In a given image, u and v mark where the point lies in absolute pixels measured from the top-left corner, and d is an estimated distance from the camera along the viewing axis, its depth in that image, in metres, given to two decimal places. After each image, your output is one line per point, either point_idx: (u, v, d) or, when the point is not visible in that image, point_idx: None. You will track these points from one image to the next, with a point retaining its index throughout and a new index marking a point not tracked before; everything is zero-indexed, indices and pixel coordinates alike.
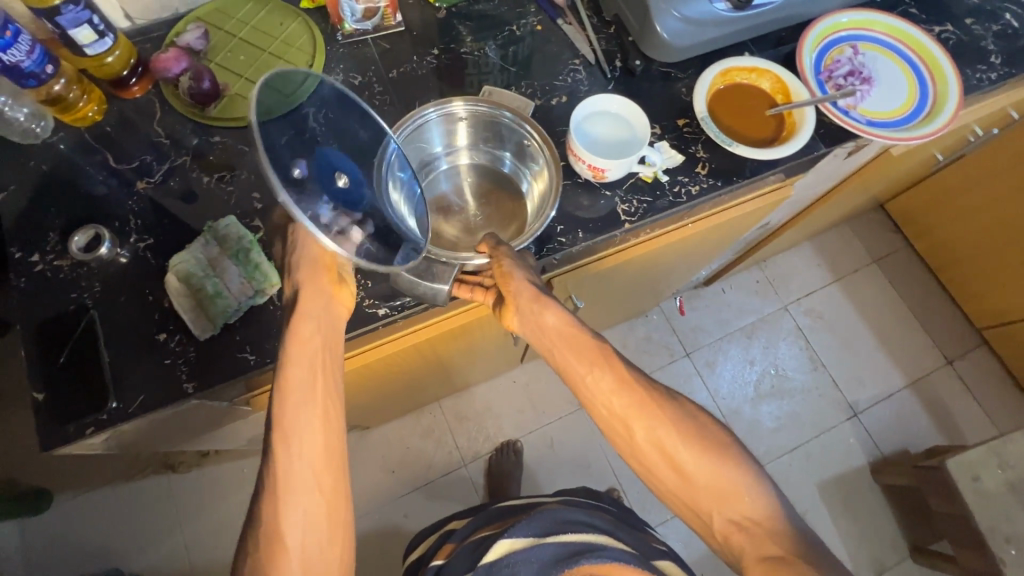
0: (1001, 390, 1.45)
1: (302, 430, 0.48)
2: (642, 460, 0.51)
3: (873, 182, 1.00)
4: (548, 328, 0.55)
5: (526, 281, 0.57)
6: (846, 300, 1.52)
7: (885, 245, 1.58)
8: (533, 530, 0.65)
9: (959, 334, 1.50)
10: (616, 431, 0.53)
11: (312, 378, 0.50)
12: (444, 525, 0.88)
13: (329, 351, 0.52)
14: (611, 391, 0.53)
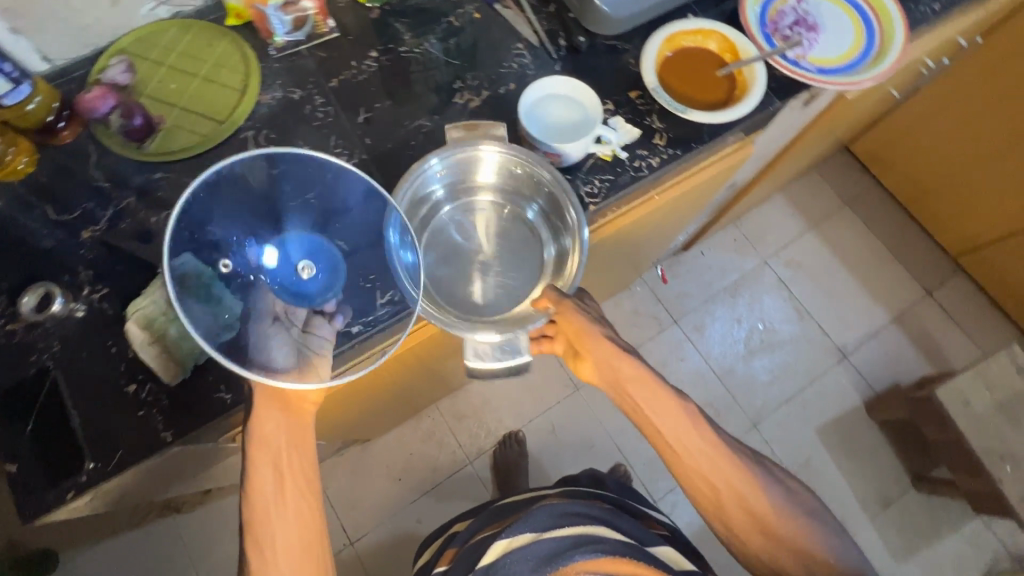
0: (980, 313, 1.48)
1: (271, 522, 0.51)
2: (715, 493, 0.57)
3: (833, 127, 1.00)
4: (621, 366, 0.60)
5: (613, 346, 0.60)
6: (823, 246, 1.54)
7: (855, 186, 1.59)
8: (531, 526, 0.66)
9: (935, 264, 1.52)
10: (697, 484, 0.58)
11: (280, 478, 0.52)
12: (448, 529, 0.91)
13: (291, 454, 0.53)
14: (687, 425, 0.58)
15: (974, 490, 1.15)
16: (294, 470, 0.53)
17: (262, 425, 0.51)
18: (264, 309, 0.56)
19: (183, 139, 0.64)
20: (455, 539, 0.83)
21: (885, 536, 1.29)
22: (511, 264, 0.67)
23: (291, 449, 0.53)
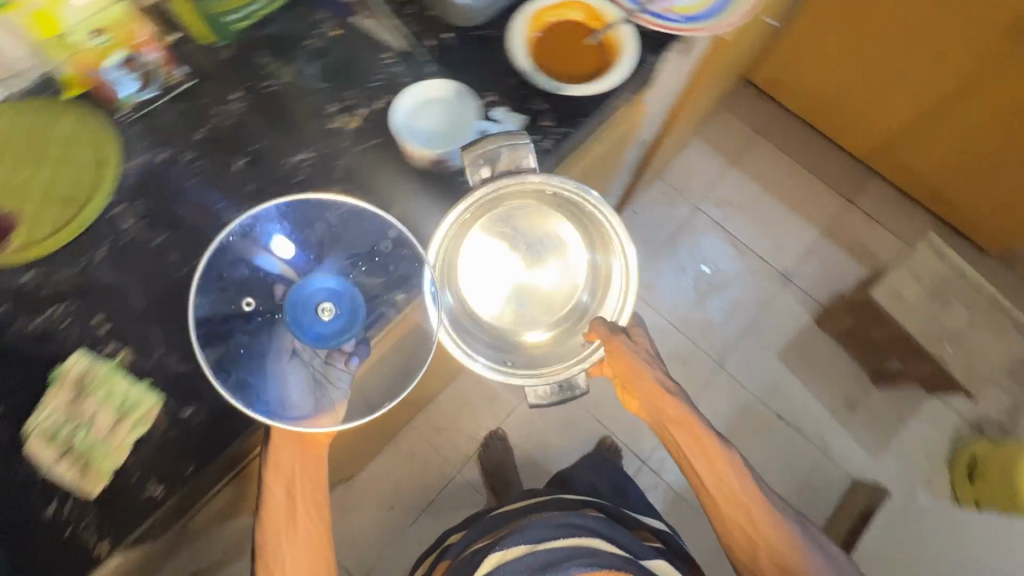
0: (899, 209, 1.56)
1: (284, 543, 0.58)
2: (744, 526, 0.68)
3: (723, 66, 1.02)
4: (669, 407, 0.70)
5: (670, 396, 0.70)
6: (746, 179, 1.58)
7: (763, 115, 1.64)
8: (528, 539, 0.78)
9: (850, 173, 1.59)
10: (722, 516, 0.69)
11: (291, 508, 0.58)
12: (441, 543, 0.97)
13: (304, 483, 0.58)
14: (725, 468, 0.69)
15: (925, 375, 1.23)
16: (306, 495, 0.59)
17: (278, 456, 0.56)
18: (282, 348, 0.56)
19: (48, 230, 0.58)
20: (448, 552, 0.91)
21: (858, 436, 1.36)
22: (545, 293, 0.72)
23: (302, 477, 0.58)
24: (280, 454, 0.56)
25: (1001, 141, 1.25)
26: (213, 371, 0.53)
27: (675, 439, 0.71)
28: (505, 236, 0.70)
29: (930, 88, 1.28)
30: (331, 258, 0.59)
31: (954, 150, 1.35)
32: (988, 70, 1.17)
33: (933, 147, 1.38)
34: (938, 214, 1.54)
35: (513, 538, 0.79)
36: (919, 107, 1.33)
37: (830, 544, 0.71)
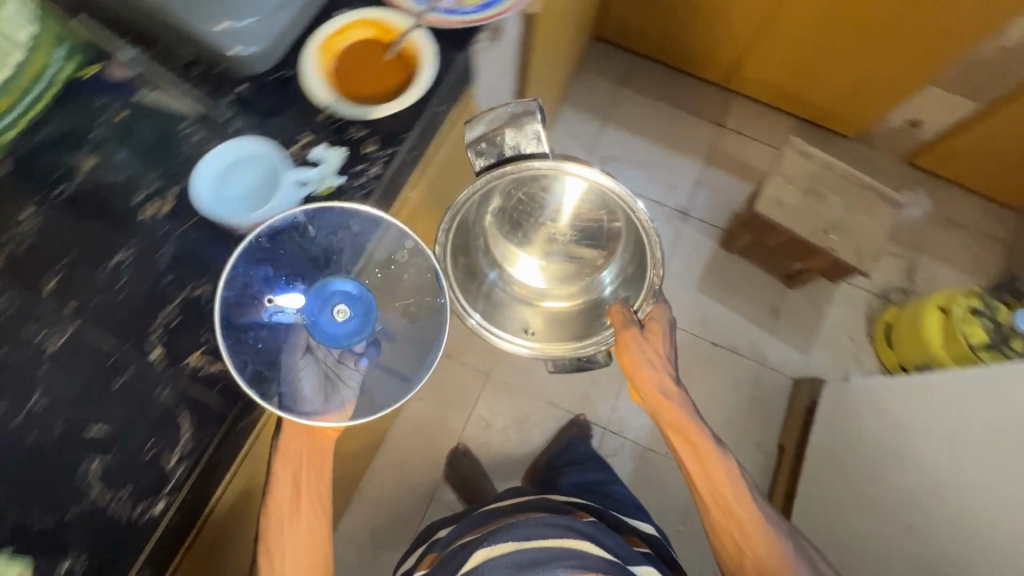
0: (765, 119, 1.65)
1: (286, 534, 0.62)
2: (734, 530, 0.75)
3: (553, 36, 1.03)
4: (668, 411, 0.80)
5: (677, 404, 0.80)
6: (622, 131, 1.62)
7: (621, 66, 1.68)
8: (515, 537, 0.81)
9: (713, 98, 1.66)
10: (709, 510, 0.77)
11: (296, 498, 0.63)
12: (429, 537, 1.04)
13: (312, 468, 0.64)
14: (721, 473, 0.77)
15: (823, 267, 1.31)
16: (311, 486, 0.64)
17: (289, 447, 0.62)
18: (297, 345, 0.59)
19: None
20: (437, 546, 0.96)
21: (787, 338, 1.45)
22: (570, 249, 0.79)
23: (306, 470, 0.63)
24: (288, 444, 0.61)
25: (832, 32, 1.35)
26: (233, 361, 0.53)
27: (676, 439, 0.80)
28: (533, 200, 0.75)
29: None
30: (342, 278, 0.63)
31: (797, 50, 1.43)
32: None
33: (777, 52, 1.46)
34: (799, 115, 1.64)
35: (503, 534, 0.83)
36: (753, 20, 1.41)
37: (825, 564, 0.75)
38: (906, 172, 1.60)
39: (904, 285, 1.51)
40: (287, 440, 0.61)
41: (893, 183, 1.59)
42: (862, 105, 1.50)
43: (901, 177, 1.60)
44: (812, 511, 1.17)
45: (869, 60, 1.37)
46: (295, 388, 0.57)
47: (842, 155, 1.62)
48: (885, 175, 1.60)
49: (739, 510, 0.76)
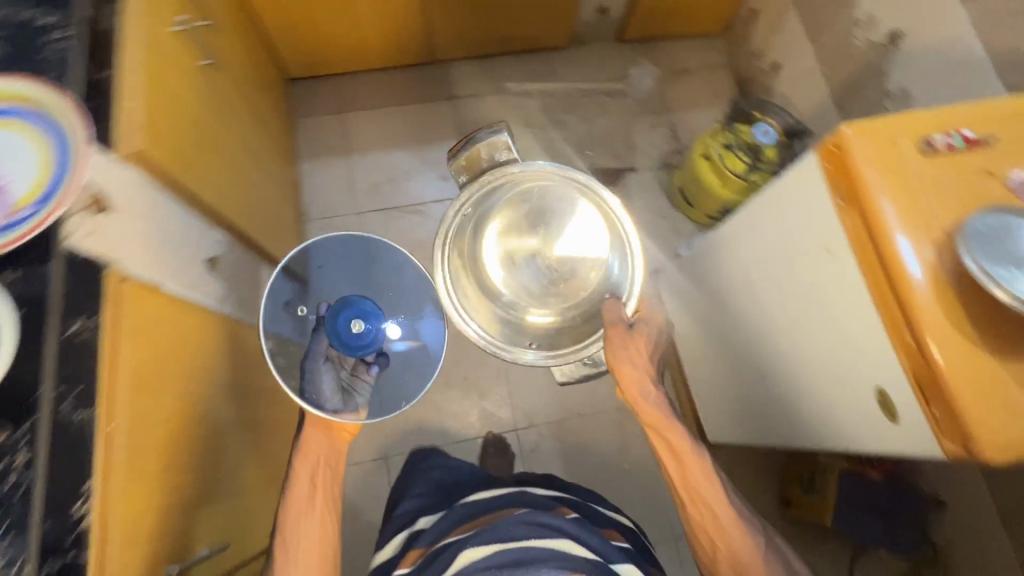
0: (489, 71, 1.65)
1: (301, 513, 0.86)
2: (708, 522, 0.84)
3: (207, 137, 0.93)
4: (646, 410, 0.93)
5: (658, 405, 0.93)
6: (370, 154, 1.57)
7: (333, 94, 1.61)
8: (500, 539, 0.81)
9: (433, 78, 1.64)
10: (687, 496, 0.86)
11: (312, 484, 0.89)
12: (410, 526, 1.00)
13: (328, 468, 0.92)
14: (695, 468, 0.88)
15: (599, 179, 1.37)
16: (325, 482, 0.90)
17: (308, 446, 0.92)
18: (321, 353, 1.01)
19: None
20: (421, 540, 0.93)
21: None
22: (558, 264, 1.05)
23: (320, 467, 0.91)
24: (312, 446, 0.92)
25: None
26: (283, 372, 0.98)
27: (658, 441, 0.91)
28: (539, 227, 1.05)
29: None
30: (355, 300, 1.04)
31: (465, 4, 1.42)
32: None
33: (451, 13, 1.44)
34: (512, 52, 1.66)
35: (484, 536, 0.83)
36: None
37: (787, 547, 0.83)
38: (623, 51, 1.70)
39: (674, 147, 1.63)
40: (308, 434, 0.93)
41: (618, 66, 1.68)
42: (552, 19, 1.54)
43: (622, 58, 1.69)
44: (697, 382, 1.26)
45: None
46: (318, 385, 0.99)
47: (567, 65, 1.68)
48: (609, 63, 1.69)
49: (711, 497, 0.85)
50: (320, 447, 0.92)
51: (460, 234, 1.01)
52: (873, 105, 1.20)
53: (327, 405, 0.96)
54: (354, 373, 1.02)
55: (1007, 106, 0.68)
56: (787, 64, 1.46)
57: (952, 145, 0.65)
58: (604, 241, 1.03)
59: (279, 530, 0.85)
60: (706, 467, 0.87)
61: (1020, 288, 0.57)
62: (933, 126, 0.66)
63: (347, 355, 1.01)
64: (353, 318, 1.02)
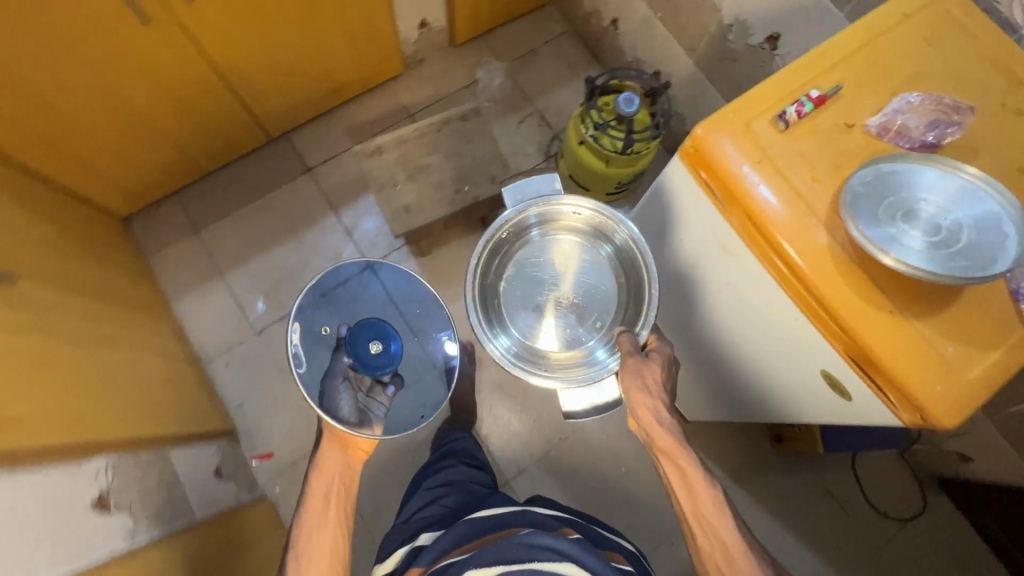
0: (335, 128, 1.52)
1: (314, 535, 0.84)
2: (719, 553, 0.83)
3: (30, 368, 0.78)
4: (659, 436, 0.89)
5: (672, 433, 0.89)
6: (244, 265, 1.41)
7: (178, 216, 1.42)
8: (499, 560, 0.70)
9: (280, 155, 1.48)
10: (697, 523, 0.85)
11: (330, 500, 0.88)
12: (412, 542, 0.90)
13: (345, 482, 0.91)
14: (705, 497, 0.86)
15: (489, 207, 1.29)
16: (337, 500, 0.89)
17: (325, 461, 0.92)
18: (342, 370, 1.03)
19: None
20: (421, 558, 0.82)
21: None
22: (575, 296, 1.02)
23: (335, 485, 0.90)
24: (327, 466, 0.91)
25: (270, 38, 1.19)
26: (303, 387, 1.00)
27: (673, 475, 0.89)
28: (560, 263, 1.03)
29: (179, 79, 1.14)
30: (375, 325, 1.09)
31: (274, 71, 1.28)
32: (166, 40, 1.04)
33: (265, 84, 1.30)
34: (351, 97, 1.52)
35: (485, 554, 0.71)
36: (207, 90, 1.20)
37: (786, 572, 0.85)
38: (463, 54, 1.60)
39: (551, 133, 1.57)
40: (325, 451, 0.93)
41: (465, 71, 1.59)
42: (374, 50, 1.42)
43: (466, 61, 1.60)
44: None
45: (330, 27, 1.26)
46: (336, 400, 1.00)
47: (414, 90, 1.57)
48: (455, 71, 1.59)
49: (719, 525, 0.84)
50: (337, 463, 0.92)
51: (487, 264, 1.00)
52: (717, 39, 1.18)
53: (346, 421, 0.97)
54: (372, 392, 1.04)
55: (835, 46, 0.66)
56: (624, 16, 1.42)
57: (803, 113, 0.62)
58: (624, 275, 1.00)
59: (291, 551, 0.83)
60: (716, 495, 0.86)
61: (902, 251, 0.56)
62: (778, 98, 0.63)
63: (364, 374, 1.04)
64: (378, 340, 1.07)
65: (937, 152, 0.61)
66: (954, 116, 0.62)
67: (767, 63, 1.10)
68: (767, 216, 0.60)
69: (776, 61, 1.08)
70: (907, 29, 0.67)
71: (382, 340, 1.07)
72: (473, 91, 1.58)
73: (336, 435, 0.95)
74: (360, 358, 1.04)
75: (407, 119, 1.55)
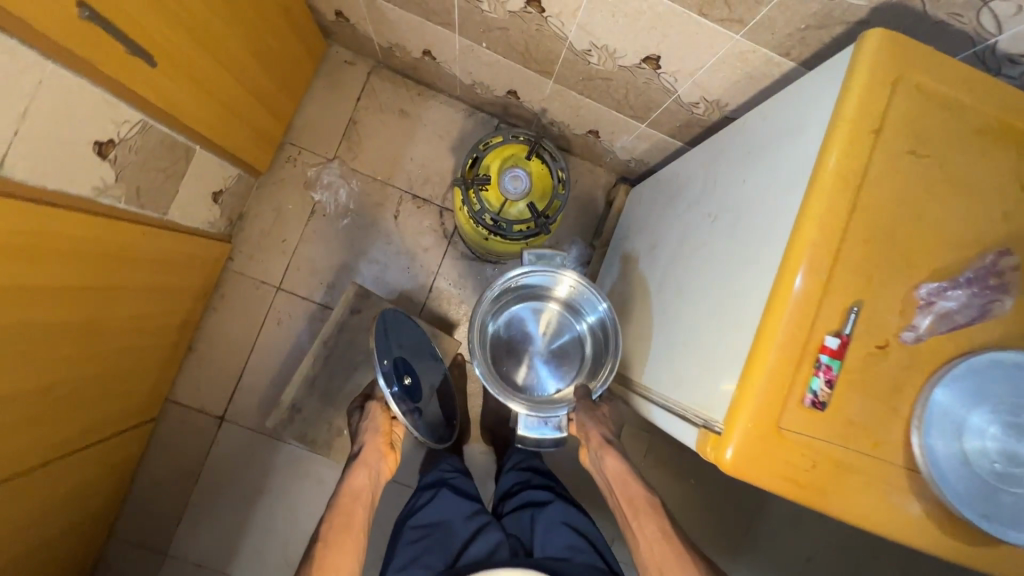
0: (213, 357, 1.24)
1: (343, 536, 0.80)
2: (655, 555, 0.80)
3: None
4: (606, 459, 0.90)
5: (616, 461, 0.89)
6: (236, 549, 1.24)
7: (134, 552, 1.21)
8: None
9: (180, 423, 1.23)
10: (639, 528, 0.83)
11: (362, 513, 0.84)
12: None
13: (374, 491, 0.88)
14: (644, 508, 0.85)
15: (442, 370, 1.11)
16: (363, 514, 0.84)
17: (356, 475, 0.88)
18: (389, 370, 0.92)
19: None
20: None
21: None
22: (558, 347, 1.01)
23: (365, 501, 0.86)
24: (356, 474, 0.88)
25: (75, 390, 0.88)
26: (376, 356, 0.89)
27: (617, 489, 0.88)
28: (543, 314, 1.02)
29: (22, 511, 0.87)
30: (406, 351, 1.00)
31: (108, 392, 0.99)
32: None
33: (107, 408, 1.01)
34: (201, 315, 1.22)
35: None
36: (56, 480, 0.93)
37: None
38: (281, 178, 1.26)
39: (436, 209, 1.30)
40: (362, 463, 0.89)
41: (297, 197, 1.26)
42: (189, 267, 1.09)
43: (290, 185, 1.26)
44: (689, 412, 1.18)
45: (128, 313, 0.94)
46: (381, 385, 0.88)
47: (260, 256, 1.25)
48: (287, 205, 1.26)
49: (658, 534, 0.81)
50: (370, 474, 0.89)
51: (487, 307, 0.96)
52: (573, 63, 0.91)
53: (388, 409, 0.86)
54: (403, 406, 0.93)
55: (818, 249, 0.48)
56: (438, 50, 1.08)
57: (833, 378, 0.47)
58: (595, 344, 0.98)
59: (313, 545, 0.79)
60: (654, 502, 0.85)
61: (997, 513, 0.47)
62: (793, 370, 0.48)
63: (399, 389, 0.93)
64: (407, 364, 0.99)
65: (987, 325, 0.49)
66: (991, 284, 0.49)
67: (652, 80, 0.86)
68: (850, 518, 0.49)
69: (662, 77, 0.84)
70: (883, 158, 0.49)
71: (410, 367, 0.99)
72: (322, 214, 1.26)
73: (376, 444, 0.91)
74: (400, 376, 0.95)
75: (280, 293, 1.25)
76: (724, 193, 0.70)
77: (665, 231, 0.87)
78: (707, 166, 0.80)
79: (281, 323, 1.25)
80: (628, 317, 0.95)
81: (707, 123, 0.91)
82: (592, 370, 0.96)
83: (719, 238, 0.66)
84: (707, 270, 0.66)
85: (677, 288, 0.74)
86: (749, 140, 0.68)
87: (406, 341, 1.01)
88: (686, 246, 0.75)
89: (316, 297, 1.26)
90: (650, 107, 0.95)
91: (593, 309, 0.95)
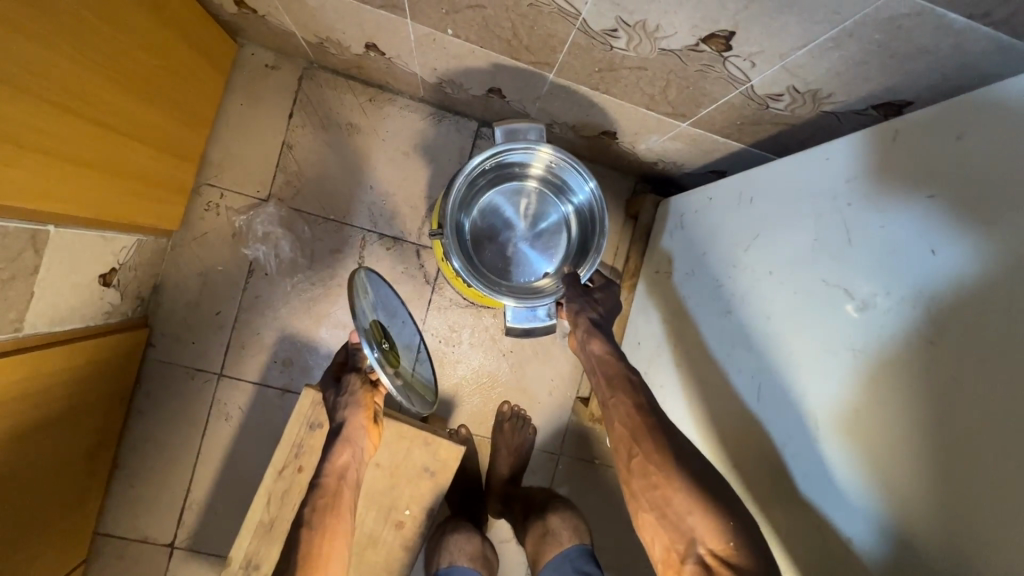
0: (149, 472, 0.96)
1: (335, 521, 0.65)
2: (625, 430, 0.60)
3: None
4: (591, 341, 0.69)
5: (602, 345, 0.68)
6: None
7: None
8: None
9: (120, 560, 0.96)
10: (618, 406, 0.63)
11: (350, 494, 0.68)
12: None
13: (359, 472, 0.71)
14: (623, 391, 0.63)
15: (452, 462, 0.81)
16: (351, 496, 0.68)
17: (349, 440, 0.69)
18: (370, 317, 0.75)
19: None
20: None
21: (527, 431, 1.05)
22: (544, 230, 0.86)
23: (352, 485, 0.69)
24: (344, 446, 0.69)
25: None
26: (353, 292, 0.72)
27: (595, 372, 0.68)
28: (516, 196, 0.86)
29: None
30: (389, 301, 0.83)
31: None
32: None
33: None
34: (122, 424, 0.94)
35: None
36: None
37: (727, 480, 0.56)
38: (201, 233, 0.96)
39: (412, 248, 1.00)
40: (352, 436, 0.70)
41: (227, 255, 0.96)
42: (95, 374, 0.81)
43: (215, 239, 0.96)
44: None
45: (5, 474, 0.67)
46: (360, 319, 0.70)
47: (190, 336, 0.96)
48: (215, 266, 0.96)
49: (636, 415, 0.61)
50: (359, 450, 0.70)
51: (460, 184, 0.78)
52: (586, 50, 0.61)
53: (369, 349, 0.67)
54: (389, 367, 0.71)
55: None
56: (386, 43, 0.77)
57: None
58: (579, 229, 0.85)
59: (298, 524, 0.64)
60: (633, 382, 0.64)
61: None
62: None
63: (381, 341, 0.74)
64: (392, 325, 0.81)
65: None
66: None
67: (710, 71, 0.57)
68: None
69: (729, 63, 0.54)
70: None
71: (394, 329, 0.82)
72: (263, 272, 0.97)
73: (358, 406, 0.71)
74: (383, 331, 0.77)
75: (223, 380, 0.97)
76: (953, 321, 0.42)
77: (766, 313, 0.61)
78: (849, 237, 0.52)
79: (231, 417, 0.97)
80: (707, 404, 0.70)
81: (788, 120, 0.62)
82: (579, 258, 0.83)
83: (986, 443, 0.39)
84: (982, 507, 0.39)
85: (871, 484, 0.47)
86: (991, 232, 0.41)
87: (390, 306, 0.83)
88: (865, 408, 0.48)
89: (270, 380, 0.98)
90: (700, 103, 0.65)
91: (578, 189, 0.82)
